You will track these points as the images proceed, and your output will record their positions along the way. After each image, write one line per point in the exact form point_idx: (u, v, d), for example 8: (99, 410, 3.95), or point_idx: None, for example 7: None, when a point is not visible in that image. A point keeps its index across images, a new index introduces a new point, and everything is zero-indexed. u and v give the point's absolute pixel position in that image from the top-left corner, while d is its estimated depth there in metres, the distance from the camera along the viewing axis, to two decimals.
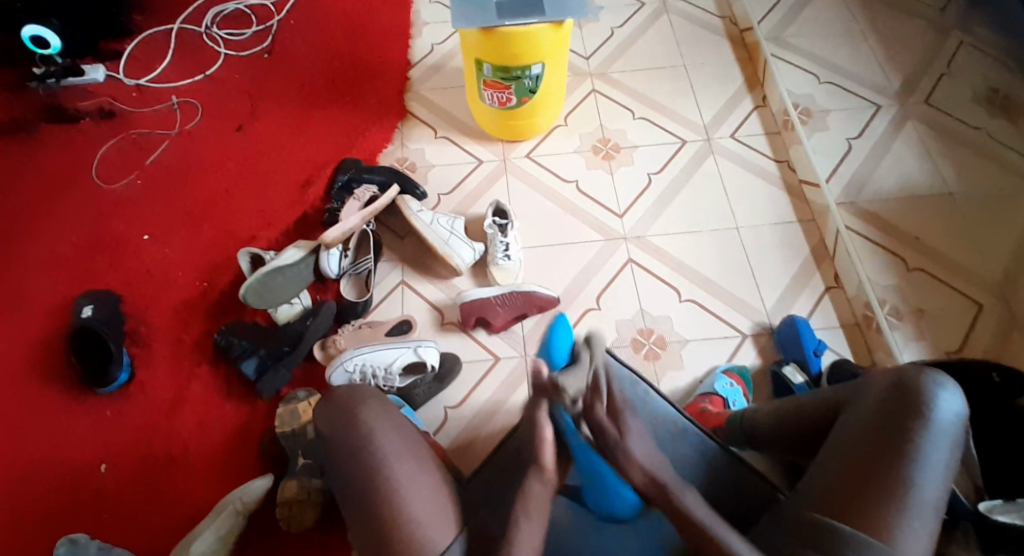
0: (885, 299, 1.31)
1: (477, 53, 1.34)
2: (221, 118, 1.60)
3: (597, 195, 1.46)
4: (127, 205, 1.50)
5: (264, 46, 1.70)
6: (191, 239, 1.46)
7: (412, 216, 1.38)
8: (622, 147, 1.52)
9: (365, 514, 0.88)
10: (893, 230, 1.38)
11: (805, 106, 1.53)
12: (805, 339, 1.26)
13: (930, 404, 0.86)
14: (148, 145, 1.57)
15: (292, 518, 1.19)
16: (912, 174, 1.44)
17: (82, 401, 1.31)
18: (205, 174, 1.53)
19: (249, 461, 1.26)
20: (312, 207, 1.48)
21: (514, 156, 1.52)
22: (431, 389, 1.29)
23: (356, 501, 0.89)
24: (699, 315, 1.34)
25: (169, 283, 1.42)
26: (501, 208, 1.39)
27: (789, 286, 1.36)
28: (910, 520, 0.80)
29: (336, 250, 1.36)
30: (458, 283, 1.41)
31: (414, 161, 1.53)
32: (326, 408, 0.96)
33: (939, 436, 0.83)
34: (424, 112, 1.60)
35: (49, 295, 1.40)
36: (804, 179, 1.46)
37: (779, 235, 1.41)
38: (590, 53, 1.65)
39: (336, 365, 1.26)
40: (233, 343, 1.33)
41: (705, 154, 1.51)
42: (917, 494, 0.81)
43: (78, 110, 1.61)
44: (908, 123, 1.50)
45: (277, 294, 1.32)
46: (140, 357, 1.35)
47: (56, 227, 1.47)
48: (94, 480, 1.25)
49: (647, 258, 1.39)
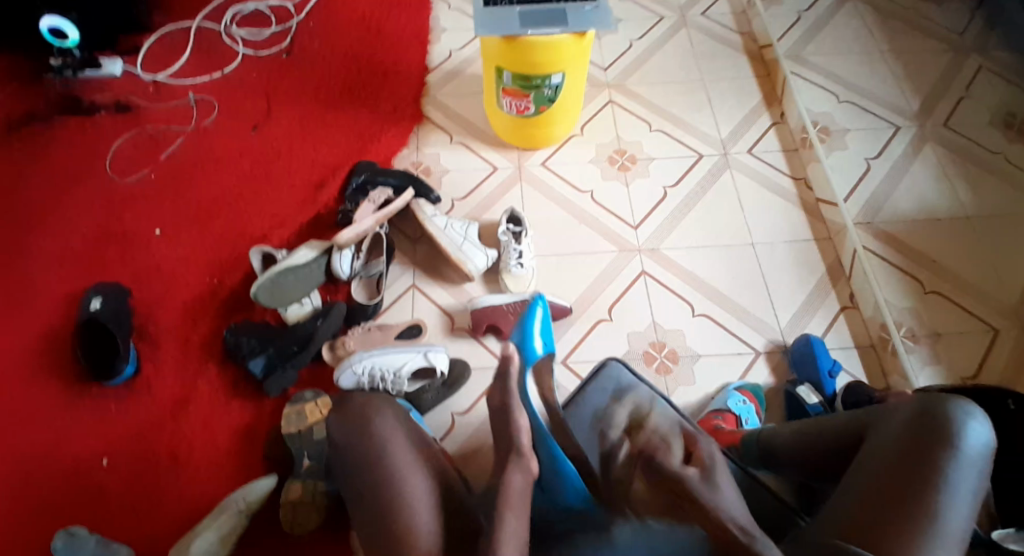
0: (901, 322, 1.30)
1: (497, 60, 1.34)
2: (237, 117, 1.59)
3: (612, 206, 1.46)
4: (140, 199, 1.49)
5: (282, 47, 1.70)
6: (203, 236, 1.45)
7: (426, 220, 1.38)
8: (638, 159, 1.52)
9: (374, 519, 0.87)
10: (909, 252, 1.38)
11: (824, 124, 1.53)
12: (820, 360, 1.25)
13: (958, 433, 0.86)
14: (163, 140, 1.57)
15: (296, 522, 1.18)
16: (929, 196, 1.43)
17: (87, 394, 1.30)
18: (219, 172, 1.52)
19: (253, 462, 1.25)
20: (325, 208, 1.47)
21: (529, 165, 1.52)
22: (439, 395, 1.28)
23: (364, 502, 0.88)
24: (712, 330, 1.33)
25: (179, 279, 1.41)
26: (515, 215, 1.39)
27: (803, 305, 1.36)
28: (939, 549, 0.78)
29: (349, 251, 1.35)
30: (469, 289, 1.40)
31: (429, 166, 1.52)
32: (341, 413, 0.96)
33: (967, 463, 0.83)
34: (440, 117, 1.60)
35: (58, 287, 1.40)
36: (821, 198, 1.45)
37: (794, 253, 1.41)
38: (608, 65, 1.65)
39: (343, 367, 1.25)
40: (241, 342, 1.32)
41: (721, 169, 1.50)
42: (945, 523, 0.79)
43: (95, 104, 1.61)
44: (926, 145, 1.49)
45: (289, 294, 1.31)
46: (146, 352, 1.34)
47: (68, 219, 1.47)
48: (97, 474, 1.23)
49: (662, 272, 1.38)
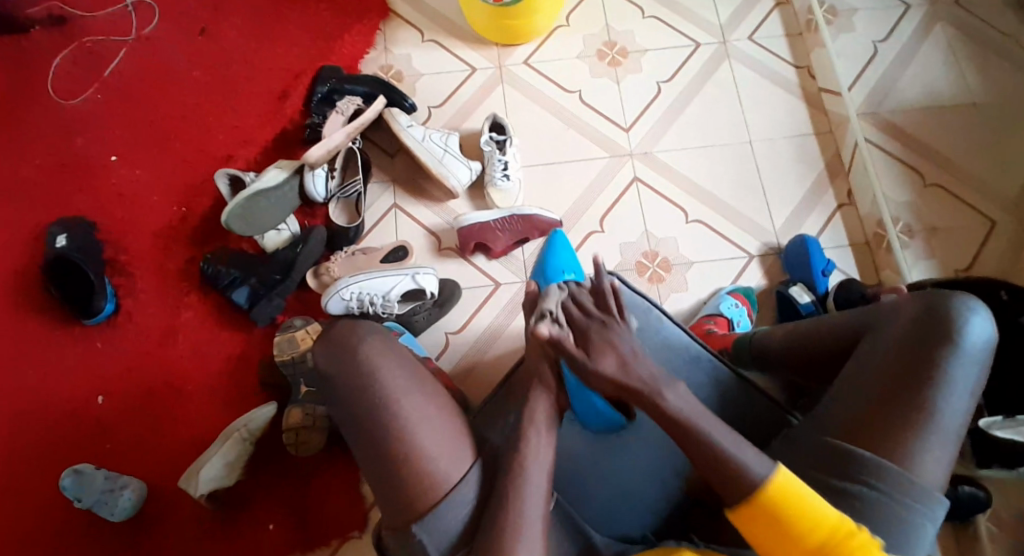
0: (898, 217, 1.28)
1: None
2: (181, 19, 1.42)
3: (603, 107, 1.35)
4: (86, 120, 1.37)
5: None
6: (162, 159, 1.35)
7: (402, 132, 1.28)
8: (629, 52, 1.39)
9: (371, 469, 0.86)
10: (912, 142, 1.31)
11: (831, 3, 1.39)
12: (814, 259, 1.23)
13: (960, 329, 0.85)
14: (106, 54, 1.41)
15: (299, 443, 1.20)
16: (937, 81, 1.34)
17: (71, 334, 1.28)
18: (169, 84, 1.38)
19: (250, 391, 1.25)
20: (291, 123, 1.36)
21: (509, 63, 1.39)
22: (431, 315, 1.26)
23: (362, 454, 0.87)
24: (706, 237, 1.29)
25: (143, 207, 1.33)
26: (498, 122, 1.30)
27: (800, 205, 1.31)
28: (932, 448, 0.81)
29: (321, 170, 1.28)
30: (454, 206, 1.34)
31: (400, 69, 1.39)
32: (325, 342, 0.90)
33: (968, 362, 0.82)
34: (409, 10, 1.44)
35: (16, 224, 1.31)
36: (824, 87, 1.36)
37: (794, 150, 1.34)
38: None
39: (331, 292, 1.21)
40: (220, 272, 1.27)
41: (720, 59, 1.38)
42: (941, 420, 0.81)
43: (21, 13, 1.41)
44: (936, 25, 1.38)
45: (262, 221, 1.23)
46: (123, 288, 1.29)
47: (10, 147, 1.35)
48: (93, 413, 1.23)
49: (654, 175, 1.32)
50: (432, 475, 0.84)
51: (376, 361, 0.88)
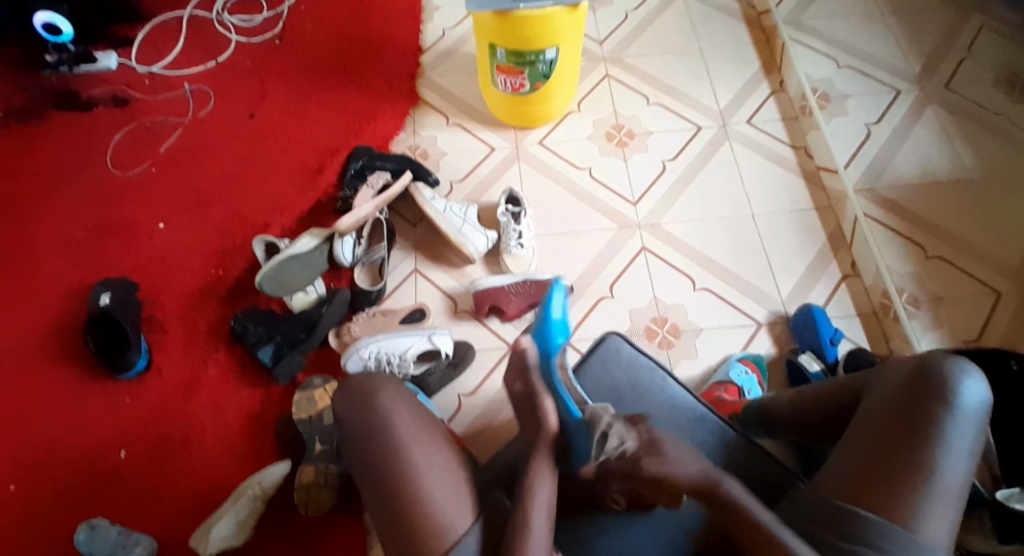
0: (903, 287, 1.30)
1: (491, 38, 1.33)
2: (234, 106, 1.59)
3: (611, 182, 1.45)
4: (141, 193, 1.50)
5: (274, 32, 1.68)
6: (205, 227, 1.46)
7: (425, 204, 1.38)
8: (636, 133, 1.51)
9: (375, 505, 0.88)
10: (910, 216, 1.37)
11: (823, 91, 1.51)
12: (821, 327, 1.25)
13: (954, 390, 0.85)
14: (161, 133, 1.57)
15: (310, 502, 1.21)
16: (931, 159, 1.42)
17: (101, 386, 1.33)
18: (217, 162, 1.53)
19: (266, 447, 1.28)
20: (325, 195, 1.48)
21: (526, 143, 1.51)
22: (445, 376, 1.30)
23: (372, 489, 0.88)
24: (713, 304, 1.33)
25: (183, 270, 1.43)
26: (514, 195, 1.39)
27: (805, 274, 1.36)
28: (933, 508, 0.80)
29: (349, 238, 1.36)
30: (470, 271, 1.41)
31: (426, 149, 1.52)
32: (348, 389, 0.96)
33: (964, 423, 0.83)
34: (436, 99, 1.59)
35: (65, 282, 1.41)
36: (822, 165, 1.44)
37: (795, 222, 1.40)
38: (604, 37, 1.63)
39: (351, 351, 1.26)
40: (247, 330, 1.33)
41: (720, 140, 1.49)
42: (940, 480, 0.81)
43: (91, 98, 1.61)
44: (928, 108, 1.47)
45: (291, 282, 1.32)
46: (156, 344, 1.36)
47: (71, 214, 1.48)
48: (114, 466, 1.26)
49: (661, 245, 1.39)
50: (439, 520, 0.83)
51: (392, 412, 0.92)
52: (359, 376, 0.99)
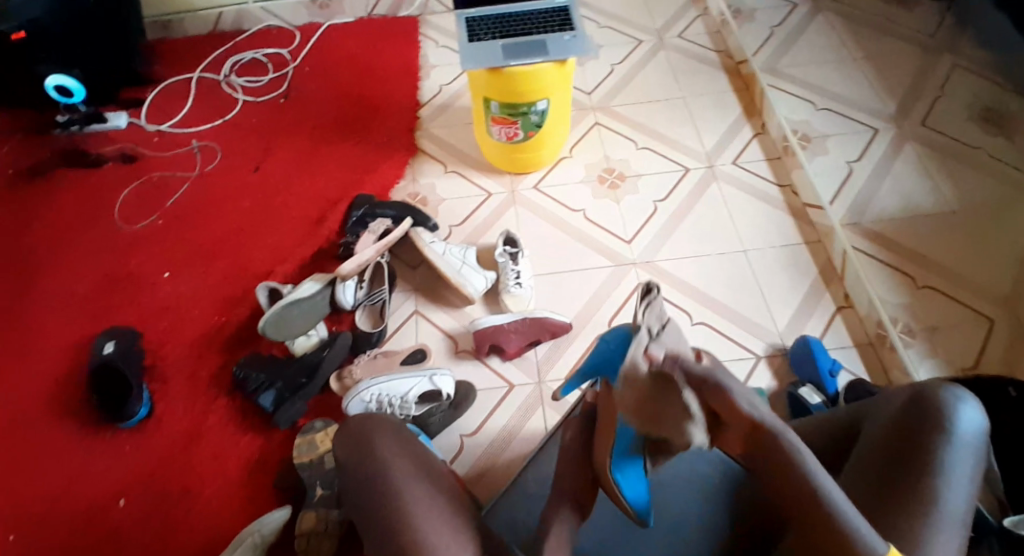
0: (897, 317, 1.33)
1: (485, 92, 1.39)
2: (239, 161, 1.65)
3: (605, 222, 1.50)
4: (146, 244, 1.54)
5: (279, 92, 1.77)
6: (209, 276, 1.49)
7: (425, 247, 1.41)
8: (626, 176, 1.56)
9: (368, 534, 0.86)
10: (897, 248, 1.41)
11: (804, 132, 1.58)
12: (818, 359, 1.26)
13: (951, 417, 0.86)
14: (168, 187, 1.62)
15: (310, 550, 1.18)
16: (913, 194, 1.47)
17: (102, 435, 1.32)
18: (223, 213, 1.57)
19: (268, 495, 1.26)
20: (327, 242, 1.52)
21: (521, 188, 1.57)
22: (446, 417, 1.29)
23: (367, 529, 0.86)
24: (711, 338, 1.35)
25: (187, 318, 1.45)
26: (511, 237, 1.43)
27: (799, 308, 1.38)
28: (940, 535, 0.78)
29: (351, 282, 1.39)
30: (470, 311, 1.43)
31: (425, 195, 1.57)
32: (345, 432, 0.95)
33: (963, 448, 0.83)
34: (433, 148, 1.66)
35: (70, 333, 1.43)
36: (808, 202, 1.49)
37: (786, 257, 1.44)
38: (592, 89, 1.71)
39: (352, 394, 1.27)
40: (249, 377, 1.34)
41: (708, 180, 1.55)
42: (944, 506, 0.80)
43: (101, 155, 1.67)
44: (906, 144, 1.54)
45: (294, 327, 1.33)
46: (159, 392, 1.36)
47: (77, 267, 1.51)
48: (113, 517, 1.24)
49: (656, 282, 1.42)
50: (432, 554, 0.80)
51: (386, 457, 0.91)
52: (358, 416, 0.98)
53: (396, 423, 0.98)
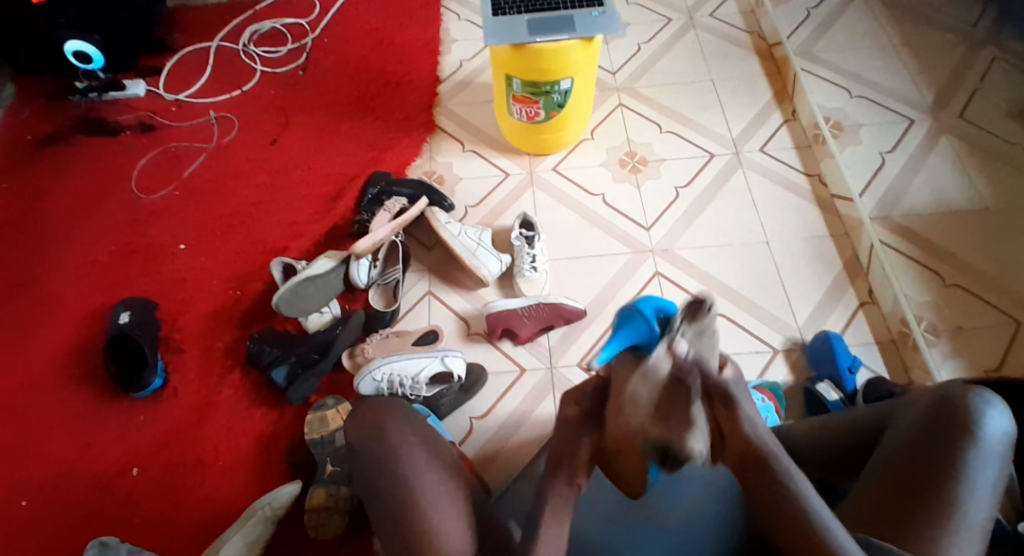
0: (921, 315, 1.29)
1: (507, 69, 1.36)
2: (257, 134, 1.64)
3: (624, 207, 1.47)
4: (163, 215, 1.54)
5: (298, 63, 1.75)
6: (224, 250, 1.49)
7: (441, 228, 1.39)
8: (649, 161, 1.53)
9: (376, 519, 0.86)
10: (928, 245, 1.37)
11: (836, 120, 1.53)
12: (839, 355, 1.23)
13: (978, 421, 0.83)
14: (186, 158, 1.61)
15: (319, 525, 1.19)
16: (946, 189, 1.42)
17: (116, 404, 1.34)
18: (239, 187, 1.57)
19: (278, 469, 1.27)
20: (342, 219, 1.50)
21: (540, 170, 1.54)
22: (456, 399, 1.29)
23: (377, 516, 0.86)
24: (728, 329, 1.33)
25: (202, 291, 1.45)
26: (527, 221, 1.40)
27: (820, 302, 1.35)
28: (960, 543, 0.76)
29: (365, 261, 1.37)
30: (484, 294, 1.42)
31: (442, 174, 1.55)
32: (356, 418, 0.93)
33: (988, 454, 0.80)
34: (452, 126, 1.63)
35: (87, 302, 1.44)
36: (836, 193, 1.45)
37: (810, 249, 1.40)
38: (616, 69, 1.67)
39: (364, 373, 1.27)
40: (263, 350, 1.34)
41: (733, 168, 1.51)
42: (965, 513, 0.78)
43: (120, 124, 1.66)
44: (942, 138, 1.48)
45: (307, 304, 1.33)
46: (172, 364, 1.37)
47: (95, 236, 1.52)
48: (127, 485, 1.26)
49: (674, 270, 1.39)
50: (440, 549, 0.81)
51: (398, 444, 0.90)
52: (367, 401, 0.97)
53: (409, 407, 0.97)
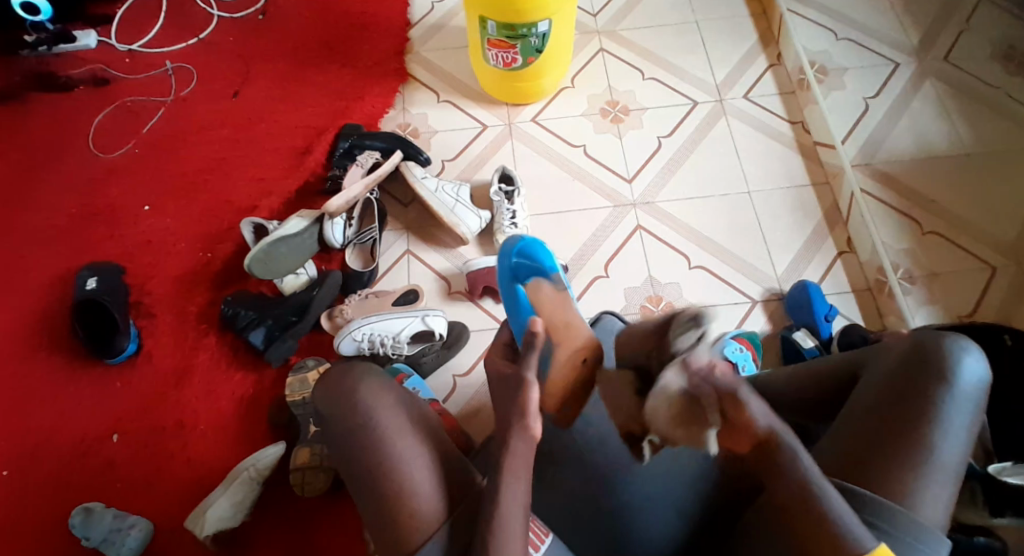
0: (898, 263, 1.29)
1: (481, 10, 1.29)
2: (219, 85, 1.55)
3: (605, 159, 1.43)
4: (124, 176, 1.47)
5: (259, 6, 1.64)
6: (192, 211, 1.44)
7: (417, 184, 1.35)
8: (630, 110, 1.48)
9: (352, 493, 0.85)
10: (906, 192, 1.36)
11: (821, 64, 1.48)
12: (815, 305, 1.23)
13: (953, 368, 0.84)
14: (144, 113, 1.53)
15: (304, 484, 1.19)
16: (928, 134, 1.40)
17: (90, 374, 1.31)
18: (203, 143, 1.49)
19: (260, 434, 1.26)
20: (313, 175, 1.45)
21: (518, 120, 1.48)
22: (439, 357, 1.28)
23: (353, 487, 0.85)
24: (708, 282, 1.32)
25: (171, 254, 1.40)
26: (506, 174, 1.37)
27: (800, 253, 1.34)
28: (931, 486, 0.79)
29: (340, 220, 1.34)
30: (464, 252, 1.39)
31: (417, 127, 1.49)
32: (323, 384, 0.90)
33: (961, 401, 0.81)
34: (425, 74, 1.55)
35: (50, 270, 1.39)
36: (819, 141, 1.42)
37: (792, 199, 1.39)
38: (597, 10, 1.59)
39: (343, 334, 1.26)
40: (239, 313, 1.31)
41: (716, 116, 1.47)
42: (937, 458, 0.79)
43: (71, 79, 1.56)
44: (926, 82, 1.45)
45: (281, 265, 1.29)
46: (146, 331, 1.34)
47: (53, 200, 1.44)
48: (106, 454, 1.24)
49: (655, 223, 1.37)
50: (419, 512, 0.80)
51: (373, 408, 0.86)
52: (335, 367, 0.93)
53: (376, 368, 0.93)
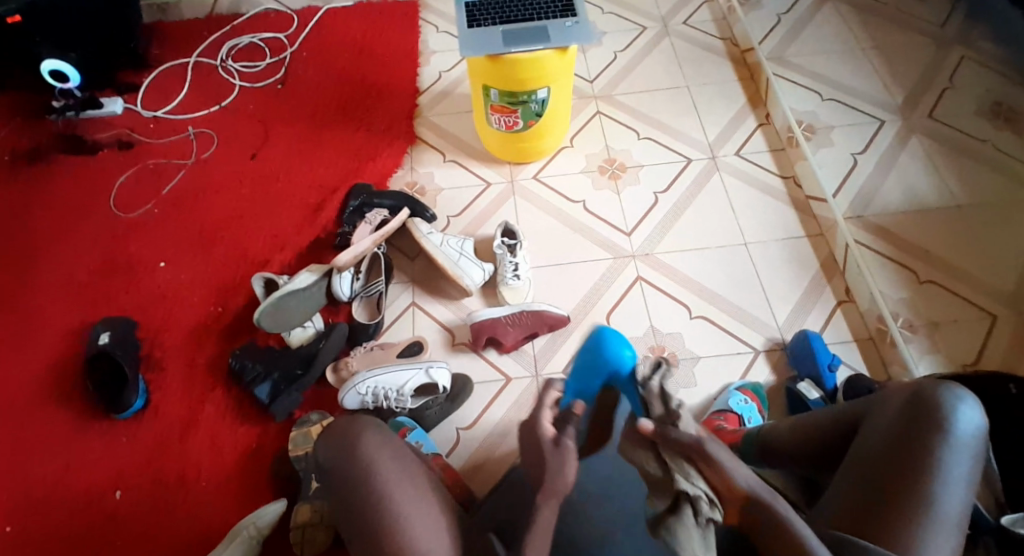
0: (898, 312, 1.31)
1: (484, 80, 1.37)
2: (236, 148, 1.63)
3: (605, 213, 1.48)
4: (142, 233, 1.53)
5: (277, 77, 1.74)
6: (205, 265, 1.48)
7: (422, 238, 1.39)
8: (628, 167, 1.54)
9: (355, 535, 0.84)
10: (900, 243, 1.39)
11: (808, 123, 1.56)
12: (819, 354, 1.23)
13: (950, 417, 0.82)
14: (164, 174, 1.60)
15: (305, 542, 1.17)
16: (918, 187, 1.45)
17: (96, 425, 1.32)
18: (219, 202, 1.56)
19: (261, 486, 1.25)
20: (324, 231, 1.50)
21: (520, 178, 1.55)
22: (443, 409, 1.28)
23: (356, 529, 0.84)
24: (711, 333, 1.33)
25: (183, 307, 1.44)
26: (509, 229, 1.41)
27: (799, 304, 1.36)
28: (935, 538, 0.76)
29: (348, 273, 1.37)
30: (468, 303, 1.42)
31: (424, 185, 1.55)
32: (329, 435, 0.92)
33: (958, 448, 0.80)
34: (433, 137, 1.63)
35: (66, 322, 1.42)
36: (811, 195, 1.47)
37: (787, 250, 1.42)
38: (594, 77, 1.69)
39: (348, 387, 1.26)
40: (246, 366, 1.33)
41: (711, 172, 1.53)
42: (940, 509, 0.77)
43: (97, 142, 1.65)
44: (912, 137, 1.52)
45: (290, 318, 1.31)
46: (154, 383, 1.36)
47: (73, 255, 1.50)
48: (108, 508, 1.24)
49: (655, 274, 1.40)
50: None
51: (374, 460, 0.87)
52: (341, 418, 0.94)
53: (380, 420, 0.94)
